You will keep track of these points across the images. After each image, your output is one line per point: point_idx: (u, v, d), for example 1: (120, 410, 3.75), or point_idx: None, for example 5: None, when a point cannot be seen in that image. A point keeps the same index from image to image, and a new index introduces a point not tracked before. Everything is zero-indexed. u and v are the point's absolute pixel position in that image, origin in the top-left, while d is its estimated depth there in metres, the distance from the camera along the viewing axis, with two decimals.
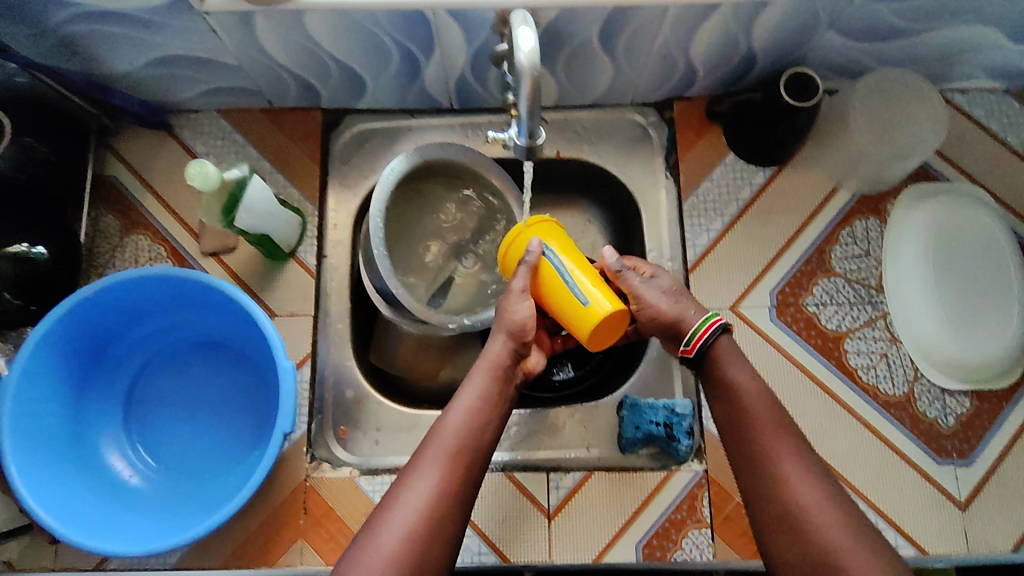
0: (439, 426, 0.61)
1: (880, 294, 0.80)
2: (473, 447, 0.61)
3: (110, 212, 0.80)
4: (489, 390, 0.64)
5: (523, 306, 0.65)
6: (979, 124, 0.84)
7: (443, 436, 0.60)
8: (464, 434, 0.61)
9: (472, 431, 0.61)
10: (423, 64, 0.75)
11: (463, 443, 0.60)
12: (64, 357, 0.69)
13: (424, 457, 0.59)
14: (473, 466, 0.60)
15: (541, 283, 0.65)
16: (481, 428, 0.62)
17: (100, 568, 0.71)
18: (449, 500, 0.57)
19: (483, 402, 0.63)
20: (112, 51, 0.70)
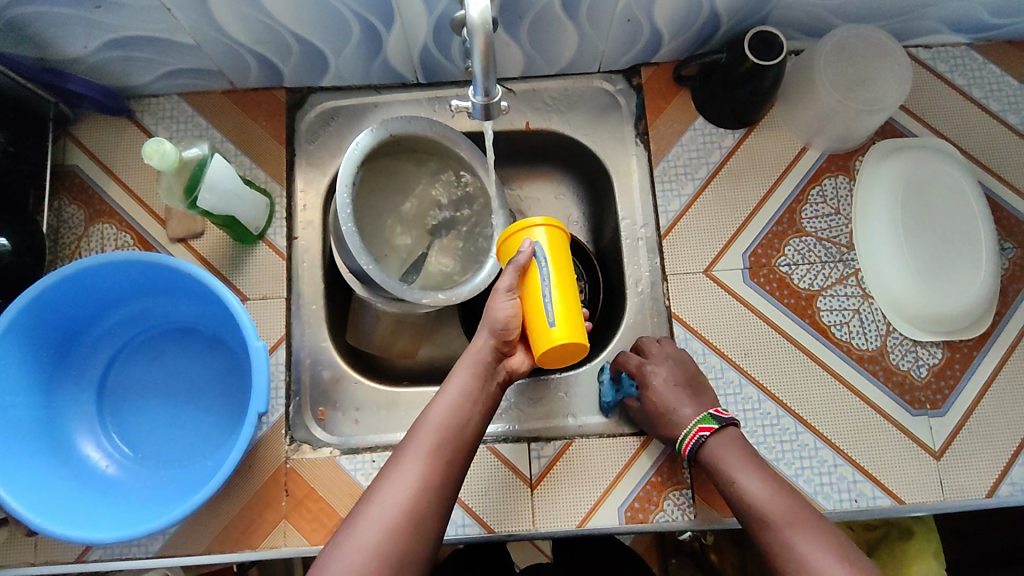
0: (421, 423, 0.61)
1: (850, 251, 0.81)
2: (455, 444, 0.60)
3: (73, 202, 0.78)
4: (471, 384, 0.62)
5: (507, 303, 0.63)
6: (943, 79, 0.85)
7: (424, 433, 0.60)
8: (444, 431, 0.60)
9: (452, 428, 0.60)
10: (385, 36, 0.74)
11: (443, 440, 0.60)
12: (30, 349, 0.68)
13: (404, 455, 0.59)
14: (455, 463, 0.60)
15: (526, 289, 0.63)
16: (462, 424, 0.61)
17: (82, 560, 0.70)
18: (430, 494, 0.57)
19: (464, 399, 0.62)
20: (62, 34, 0.68)
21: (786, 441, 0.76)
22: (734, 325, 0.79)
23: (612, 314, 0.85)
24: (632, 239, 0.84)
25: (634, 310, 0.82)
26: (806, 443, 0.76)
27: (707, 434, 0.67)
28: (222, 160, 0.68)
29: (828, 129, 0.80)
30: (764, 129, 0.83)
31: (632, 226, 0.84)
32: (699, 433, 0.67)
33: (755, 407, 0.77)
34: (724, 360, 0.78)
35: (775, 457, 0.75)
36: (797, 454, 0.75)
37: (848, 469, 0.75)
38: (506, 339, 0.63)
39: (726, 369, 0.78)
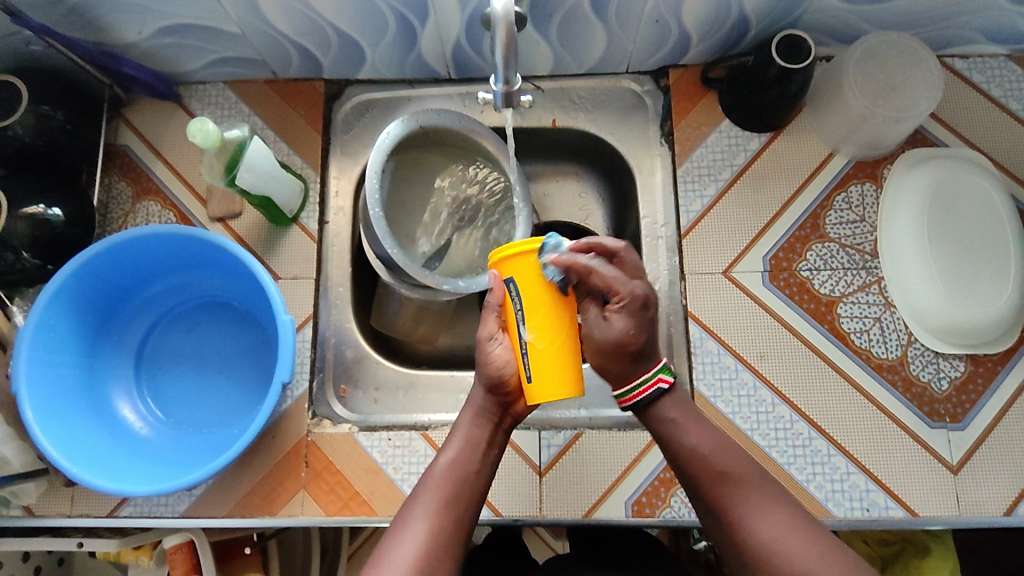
0: (425, 479, 0.61)
1: (874, 259, 0.80)
2: (463, 495, 0.60)
3: (123, 179, 0.83)
4: (474, 435, 0.64)
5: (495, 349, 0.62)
6: (978, 89, 0.84)
7: (431, 487, 0.60)
8: (451, 482, 0.61)
9: (459, 481, 0.61)
10: (419, 31, 0.77)
11: (451, 493, 0.60)
12: (77, 311, 0.72)
13: (414, 509, 0.59)
14: (460, 516, 0.59)
15: (509, 330, 0.61)
16: (468, 475, 0.62)
17: (114, 515, 0.74)
18: (439, 550, 0.57)
19: (469, 450, 0.63)
20: (122, 19, 0.73)
21: (798, 446, 0.75)
22: (751, 326, 0.79)
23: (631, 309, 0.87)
24: (652, 237, 0.85)
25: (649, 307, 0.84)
26: (820, 449, 0.75)
27: (666, 386, 0.61)
28: (260, 142, 0.72)
29: (856, 135, 0.80)
30: (790, 133, 0.84)
31: (653, 224, 0.85)
32: (658, 383, 0.61)
33: (768, 410, 0.77)
34: (739, 361, 0.78)
35: (786, 461, 0.75)
36: (810, 459, 0.75)
37: (860, 477, 0.75)
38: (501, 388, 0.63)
39: (742, 371, 0.78)
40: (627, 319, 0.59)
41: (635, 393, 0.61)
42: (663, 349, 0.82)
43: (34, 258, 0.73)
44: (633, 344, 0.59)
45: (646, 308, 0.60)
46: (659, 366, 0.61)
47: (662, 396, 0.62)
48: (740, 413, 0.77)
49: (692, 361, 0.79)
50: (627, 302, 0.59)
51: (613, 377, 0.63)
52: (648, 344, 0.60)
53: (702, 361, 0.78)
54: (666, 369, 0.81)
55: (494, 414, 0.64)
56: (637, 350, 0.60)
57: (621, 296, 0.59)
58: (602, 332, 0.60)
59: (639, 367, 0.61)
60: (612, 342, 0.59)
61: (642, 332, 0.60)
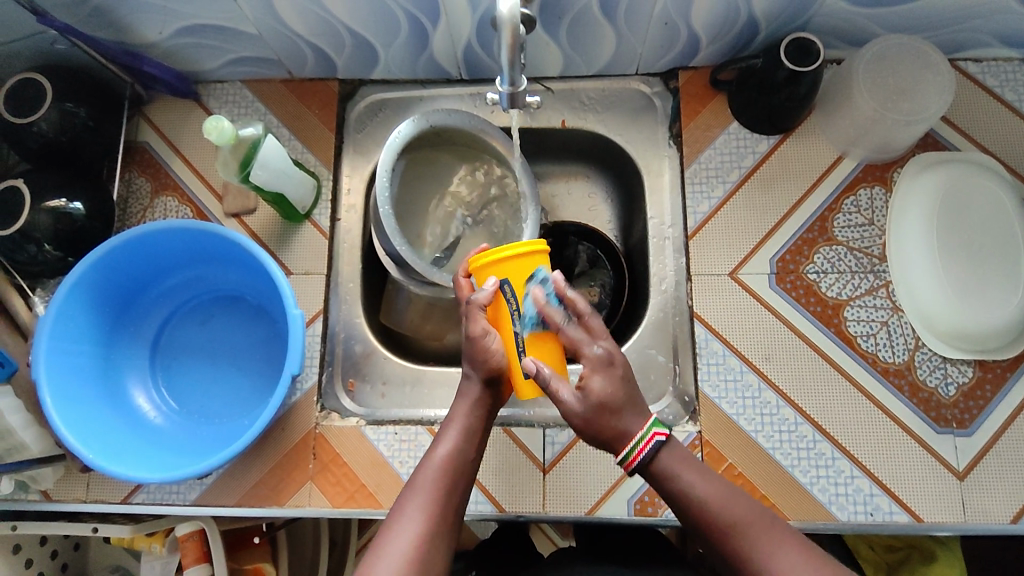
0: (422, 467, 0.61)
1: (882, 262, 0.80)
2: (458, 485, 0.60)
3: (142, 175, 0.85)
4: (470, 425, 0.64)
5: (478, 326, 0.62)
6: (990, 93, 0.83)
7: (430, 476, 0.60)
8: (450, 471, 0.60)
9: (456, 471, 0.61)
10: (431, 33, 0.78)
11: (450, 482, 0.60)
12: (95, 302, 0.75)
13: (413, 496, 0.58)
14: (454, 506, 0.59)
15: (502, 328, 0.62)
16: (464, 466, 0.62)
17: (127, 502, 0.76)
18: (437, 539, 0.56)
19: (466, 441, 0.63)
20: (143, 20, 0.75)
21: (802, 448, 0.75)
22: (757, 328, 0.79)
23: (638, 309, 0.88)
24: (659, 238, 0.86)
25: (656, 308, 0.84)
26: (824, 452, 0.75)
27: (662, 439, 0.59)
28: (274, 140, 0.74)
29: (866, 138, 0.80)
30: (800, 135, 0.84)
31: (660, 225, 0.86)
32: (653, 438, 0.59)
33: (773, 412, 0.77)
34: (744, 363, 0.78)
35: (790, 463, 0.75)
36: (813, 462, 0.75)
37: (865, 481, 0.74)
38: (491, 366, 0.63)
39: (746, 372, 0.78)
40: (601, 379, 0.60)
41: (633, 454, 0.59)
42: (667, 348, 0.83)
43: (55, 250, 0.75)
44: (616, 403, 0.60)
45: (614, 364, 0.61)
46: (650, 421, 0.60)
47: (659, 449, 0.59)
48: (745, 414, 0.77)
49: (697, 362, 0.79)
50: (597, 363, 0.61)
51: (607, 446, 0.61)
52: (630, 398, 0.60)
53: (707, 362, 0.79)
54: (671, 369, 0.82)
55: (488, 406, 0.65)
56: (622, 408, 0.60)
57: (589, 361, 0.61)
58: (581, 401, 0.60)
59: (629, 428, 0.59)
60: (595, 407, 0.59)
61: (617, 388, 0.60)
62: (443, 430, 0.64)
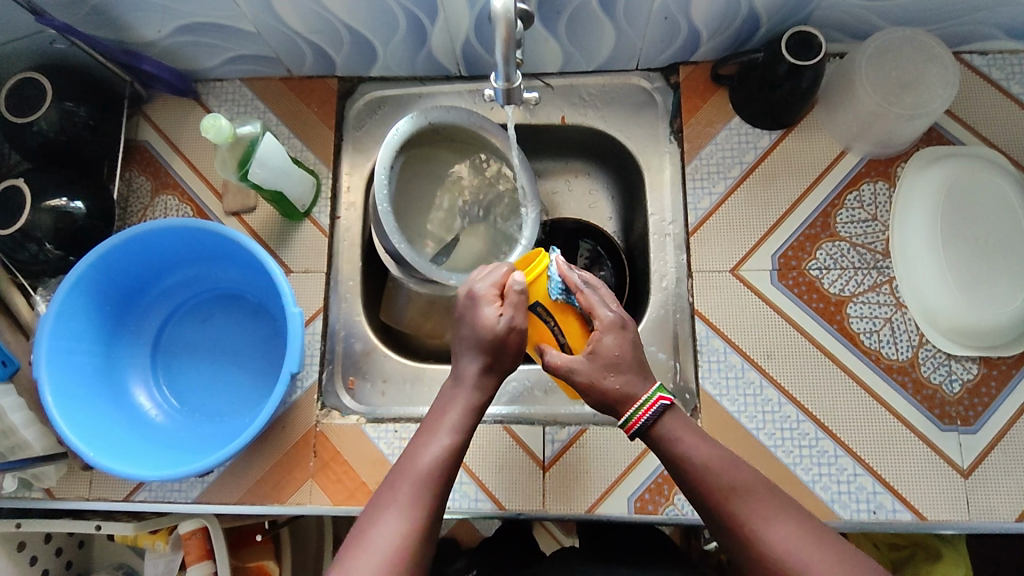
0: (417, 453, 0.58)
1: (885, 258, 0.79)
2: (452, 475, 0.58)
3: (142, 174, 0.85)
4: (469, 413, 0.61)
5: (501, 322, 0.61)
6: (996, 86, 0.82)
7: (423, 463, 0.57)
8: (445, 460, 0.58)
9: (451, 460, 0.58)
10: (429, 29, 0.78)
11: (438, 484, 0.57)
12: (97, 301, 0.75)
13: (405, 484, 0.56)
14: (444, 499, 0.57)
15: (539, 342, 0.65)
16: (453, 466, 0.58)
17: (129, 499, 0.77)
18: (426, 531, 0.55)
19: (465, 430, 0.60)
20: (141, 18, 0.75)
21: (804, 446, 0.75)
22: (758, 326, 0.78)
23: (638, 305, 0.87)
24: (660, 234, 0.85)
25: (657, 305, 0.84)
26: (826, 450, 0.75)
27: (667, 404, 0.59)
28: (272, 138, 0.74)
29: (869, 133, 0.79)
30: (802, 130, 0.83)
31: (660, 222, 0.85)
32: (658, 403, 0.59)
33: (775, 410, 0.76)
34: (745, 360, 0.78)
35: (792, 461, 0.75)
36: (816, 459, 0.75)
37: (868, 479, 0.74)
38: (500, 359, 0.62)
39: (748, 369, 0.77)
40: (613, 338, 0.60)
41: (638, 415, 0.59)
42: (668, 346, 0.82)
43: (57, 249, 0.75)
44: (624, 363, 0.60)
45: (626, 327, 0.61)
46: (655, 385, 0.60)
47: (663, 414, 0.59)
48: (746, 412, 0.76)
49: (698, 360, 0.79)
50: (609, 324, 0.61)
51: (611, 409, 0.61)
52: (639, 362, 0.60)
53: (708, 360, 0.78)
54: (671, 367, 0.81)
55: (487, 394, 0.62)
56: (630, 370, 0.60)
57: (601, 319, 0.61)
58: (591, 358, 0.60)
59: (635, 390, 0.59)
60: (603, 364, 0.60)
61: (627, 349, 0.60)
62: (433, 425, 0.60)
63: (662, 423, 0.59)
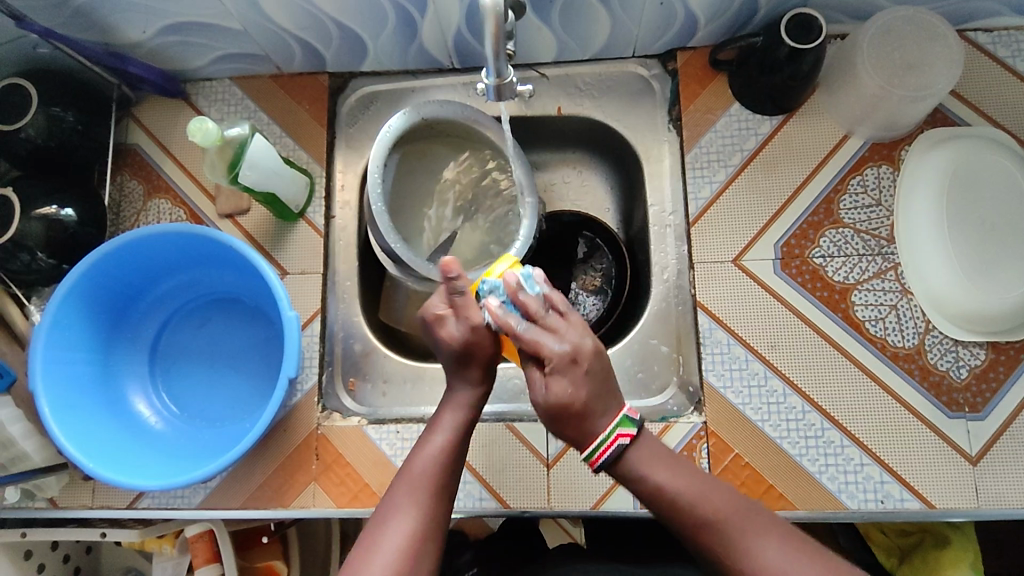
0: (412, 461, 0.60)
1: (890, 244, 0.78)
2: (450, 479, 0.60)
3: (134, 177, 0.84)
4: (462, 420, 0.63)
5: (459, 329, 0.62)
6: (1001, 64, 0.80)
7: (420, 472, 0.59)
8: (442, 468, 0.59)
9: (448, 465, 0.60)
10: (419, 22, 0.76)
11: (439, 481, 0.59)
12: (91, 310, 0.74)
13: (403, 494, 0.58)
14: (446, 503, 0.59)
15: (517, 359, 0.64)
16: (454, 464, 0.61)
17: (133, 506, 0.76)
18: (429, 536, 0.56)
19: (457, 435, 0.62)
20: (125, 19, 0.73)
21: (810, 437, 0.74)
22: (762, 316, 0.77)
23: (639, 296, 0.87)
24: (660, 226, 0.84)
25: (658, 297, 0.83)
26: (833, 440, 0.74)
27: (627, 441, 0.56)
28: (262, 139, 0.72)
29: (872, 117, 0.77)
30: (804, 115, 0.81)
31: (661, 213, 0.84)
32: (619, 440, 0.56)
33: (780, 401, 0.75)
34: (749, 351, 0.77)
35: (798, 452, 0.74)
36: (822, 450, 0.74)
37: (875, 469, 0.73)
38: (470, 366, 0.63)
39: (752, 361, 0.76)
40: (564, 380, 0.56)
41: (596, 455, 0.56)
42: (671, 339, 0.83)
43: (49, 258, 0.74)
44: (576, 407, 0.55)
45: (579, 362, 0.56)
46: (617, 421, 0.56)
47: (624, 451, 0.57)
48: (751, 404, 0.75)
49: (701, 352, 0.78)
50: (558, 365, 0.55)
51: (573, 441, 0.58)
52: (594, 400, 0.56)
53: (712, 352, 0.77)
54: (675, 360, 0.82)
55: (478, 401, 0.64)
56: (582, 413, 0.55)
57: (551, 359, 0.56)
58: (543, 401, 0.56)
59: (593, 429, 0.56)
60: (556, 409, 0.56)
61: (582, 390, 0.55)
62: (432, 426, 0.62)
63: (626, 457, 0.57)
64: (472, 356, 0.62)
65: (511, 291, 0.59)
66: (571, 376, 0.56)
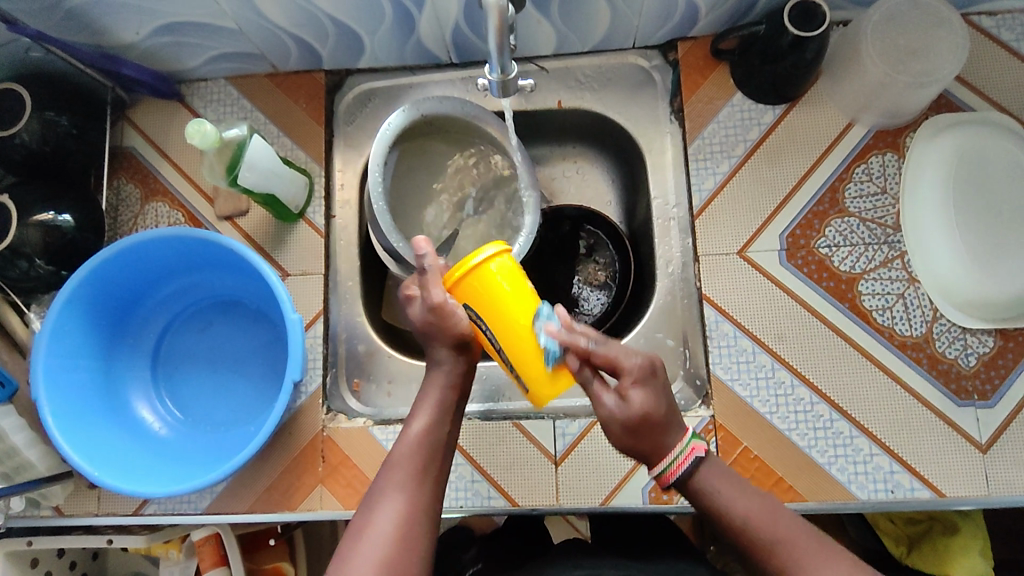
0: (397, 445, 0.59)
1: (897, 232, 0.77)
2: (437, 460, 0.58)
3: (130, 181, 0.83)
4: (443, 399, 0.61)
5: (420, 309, 0.61)
6: (1006, 48, 0.79)
7: (405, 456, 0.57)
8: (426, 450, 0.58)
9: (433, 446, 0.59)
10: (417, 17, 0.75)
11: (426, 462, 0.57)
12: (91, 318, 0.73)
13: (391, 479, 0.56)
14: (435, 485, 0.57)
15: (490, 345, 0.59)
16: (440, 444, 0.59)
17: (140, 512, 0.76)
18: (421, 519, 0.54)
19: (439, 416, 0.60)
20: (118, 20, 0.72)
21: (818, 428, 0.74)
22: (768, 308, 0.77)
23: (644, 289, 0.87)
24: (664, 219, 0.83)
25: (663, 290, 0.83)
26: (842, 431, 0.73)
27: (703, 452, 0.55)
28: (260, 140, 0.71)
29: (876, 104, 0.77)
30: (807, 104, 0.80)
31: (664, 205, 0.83)
32: (695, 451, 0.54)
33: (788, 393, 0.75)
34: (756, 344, 0.76)
35: (807, 444, 0.73)
36: (831, 441, 0.73)
37: (884, 459, 0.73)
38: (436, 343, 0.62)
39: (759, 353, 0.76)
40: (642, 390, 0.54)
41: (672, 468, 0.54)
42: (677, 333, 0.81)
43: (48, 265, 0.73)
44: (657, 417, 0.53)
45: (655, 372, 0.55)
46: (689, 433, 0.55)
47: (700, 464, 0.55)
48: (759, 396, 0.75)
49: (707, 345, 0.77)
50: (638, 375, 0.54)
51: (644, 459, 0.55)
52: (672, 411, 0.55)
53: (718, 345, 0.77)
54: (681, 354, 0.81)
55: (460, 379, 0.62)
56: (661, 425, 0.54)
57: (628, 371, 0.54)
58: (621, 415, 0.54)
59: (669, 441, 0.54)
60: (635, 421, 0.53)
61: (660, 400, 0.54)
62: (415, 407, 0.61)
63: (699, 473, 0.55)
64: (439, 334, 0.60)
65: (570, 320, 0.57)
66: (650, 390, 0.54)
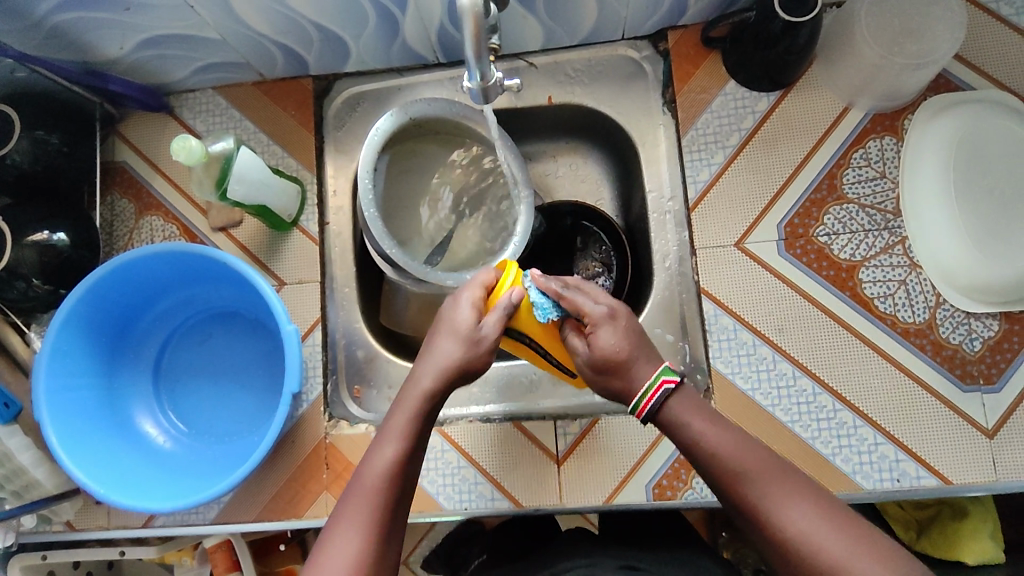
0: (360, 477, 0.55)
1: (897, 218, 0.75)
2: (402, 493, 0.55)
3: (124, 196, 0.83)
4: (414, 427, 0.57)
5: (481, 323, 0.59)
6: (1004, 22, 0.77)
7: (368, 489, 0.54)
8: (392, 484, 0.54)
9: (399, 479, 0.55)
10: (400, 18, 0.74)
11: (389, 497, 0.54)
12: (91, 333, 0.74)
13: (351, 511, 0.53)
14: (397, 521, 0.54)
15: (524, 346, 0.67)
16: (409, 475, 0.56)
17: (149, 525, 0.76)
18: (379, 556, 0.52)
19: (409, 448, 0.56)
20: (100, 36, 0.71)
21: (822, 419, 0.73)
22: (767, 299, 0.76)
23: (642, 284, 0.86)
24: (659, 212, 0.82)
25: (662, 285, 0.82)
26: (846, 421, 0.73)
27: (672, 386, 0.55)
28: (248, 151, 0.71)
29: (872, 87, 0.75)
30: (802, 89, 0.79)
31: (659, 199, 0.82)
32: (664, 387, 0.55)
33: (790, 384, 0.74)
34: (757, 336, 0.75)
35: (811, 435, 0.73)
36: (835, 432, 0.73)
37: (889, 448, 0.72)
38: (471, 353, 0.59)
39: (760, 345, 0.75)
40: (609, 333, 0.57)
41: (643, 403, 0.55)
42: (676, 327, 0.80)
43: (44, 284, 0.73)
44: (623, 357, 0.56)
45: (618, 317, 0.58)
46: (660, 368, 0.56)
47: (669, 397, 0.56)
48: (760, 389, 0.74)
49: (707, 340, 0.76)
50: (600, 319, 0.57)
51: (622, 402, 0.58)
52: (639, 352, 0.57)
53: (718, 339, 0.76)
54: (680, 348, 0.79)
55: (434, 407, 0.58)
56: (632, 361, 0.56)
57: (591, 315, 0.58)
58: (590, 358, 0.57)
59: (637, 378, 0.56)
60: (605, 362, 0.56)
61: (626, 341, 0.57)
62: (381, 439, 0.57)
63: (669, 407, 0.56)
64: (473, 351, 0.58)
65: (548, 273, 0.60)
66: (613, 331, 0.57)
